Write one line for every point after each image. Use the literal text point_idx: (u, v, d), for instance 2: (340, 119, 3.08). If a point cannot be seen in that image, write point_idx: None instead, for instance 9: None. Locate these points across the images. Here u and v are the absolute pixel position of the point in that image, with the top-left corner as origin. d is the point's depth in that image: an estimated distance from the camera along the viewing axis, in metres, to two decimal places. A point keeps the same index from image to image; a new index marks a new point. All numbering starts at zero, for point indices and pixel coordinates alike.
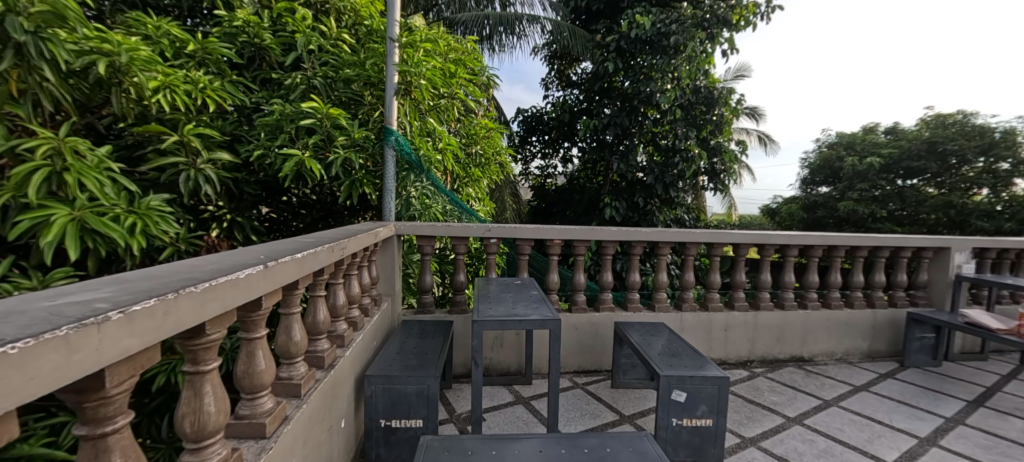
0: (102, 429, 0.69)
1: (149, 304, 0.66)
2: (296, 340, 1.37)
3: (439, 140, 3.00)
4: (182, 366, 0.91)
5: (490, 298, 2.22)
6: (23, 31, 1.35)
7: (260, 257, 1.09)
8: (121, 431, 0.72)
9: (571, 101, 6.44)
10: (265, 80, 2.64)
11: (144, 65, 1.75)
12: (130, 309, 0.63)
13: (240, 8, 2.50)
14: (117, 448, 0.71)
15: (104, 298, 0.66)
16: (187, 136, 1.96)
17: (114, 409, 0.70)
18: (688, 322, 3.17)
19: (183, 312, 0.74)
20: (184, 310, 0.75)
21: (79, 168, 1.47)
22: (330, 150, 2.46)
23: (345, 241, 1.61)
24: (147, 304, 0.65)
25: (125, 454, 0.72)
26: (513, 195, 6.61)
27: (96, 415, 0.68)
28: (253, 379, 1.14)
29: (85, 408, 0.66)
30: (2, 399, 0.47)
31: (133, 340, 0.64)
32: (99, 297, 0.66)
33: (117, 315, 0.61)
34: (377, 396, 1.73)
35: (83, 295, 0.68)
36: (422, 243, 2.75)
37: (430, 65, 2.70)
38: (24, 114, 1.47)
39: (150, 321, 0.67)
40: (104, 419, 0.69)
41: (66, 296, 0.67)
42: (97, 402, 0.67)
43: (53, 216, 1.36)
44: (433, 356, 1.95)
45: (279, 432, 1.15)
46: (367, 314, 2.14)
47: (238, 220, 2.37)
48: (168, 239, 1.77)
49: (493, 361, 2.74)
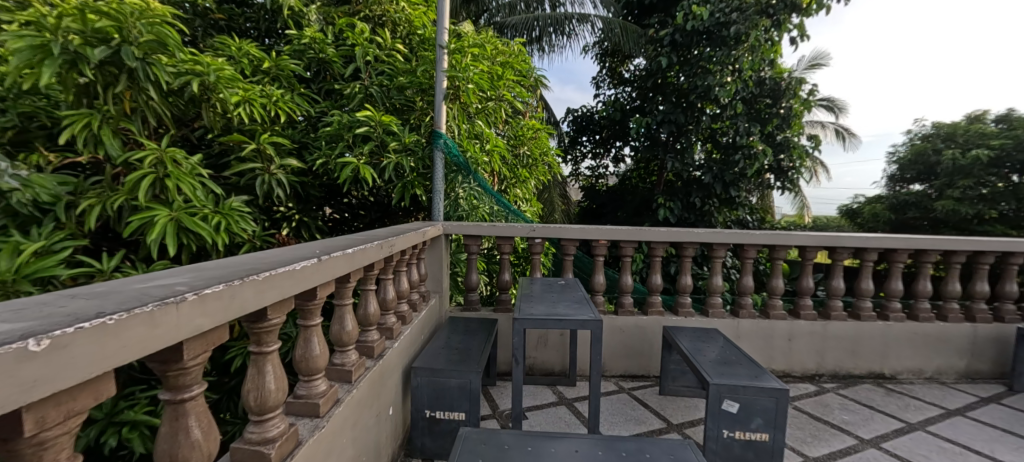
0: (181, 395, 0.81)
1: (218, 288, 0.76)
2: (348, 330, 1.48)
3: (487, 142, 3.11)
4: (248, 347, 1.02)
5: (533, 297, 2.25)
6: (135, 58, 1.58)
7: (314, 251, 1.20)
8: (195, 398, 0.83)
9: (623, 99, 6.27)
10: (329, 90, 2.87)
11: (228, 82, 1.96)
12: (203, 291, 0.73)
13: (308, 27, 2.77)
14: (193, 413, 0.83)
15: (183, 282, 0.77)
16: (263, 144, 2.18)
17: (190, 379, 0.81)
18: (745, 329, 2.98)
19: (245, 297, 0.84)
20: (248, 294, 0.85)
21: (177, 174, 1.71)
22: (383, 154, 2.61)
23: (394, 239, 1.72)
24: (215, 289, 0.76)
25: (199, 419, 0.84)
26: (562, 195, 6.60)
27: (177, 383, 0.79)
28: (309, 363, 1.25)
29: (168, 376, 0.78)
30: (101, 361, 0.56)
31: (206, 319, 0.75)
32: (179, 282, 0.78)
33: (193, 296, 0.71)
34: (422, 388, 1.82)
35: (166, 280, 0.79)
36: (469, 242, 2.83)
37: (476, 69, 2.79)
38: (136, 129, 1.73)
39: (219, 302, 0.77)
40: (182, 386, 0.81)
41: (154, 280, 0.79)
42: (176, 372, 0.78)
43: (157, 217, 1.58)
44: (476, 352, 2.01)
45: (331, 413, 1.25)
46: (415, 310, 2.25)
47: (305, 220, 2.62)
48: (246, 237, 1.98)
49: (537, 361, 2.75)
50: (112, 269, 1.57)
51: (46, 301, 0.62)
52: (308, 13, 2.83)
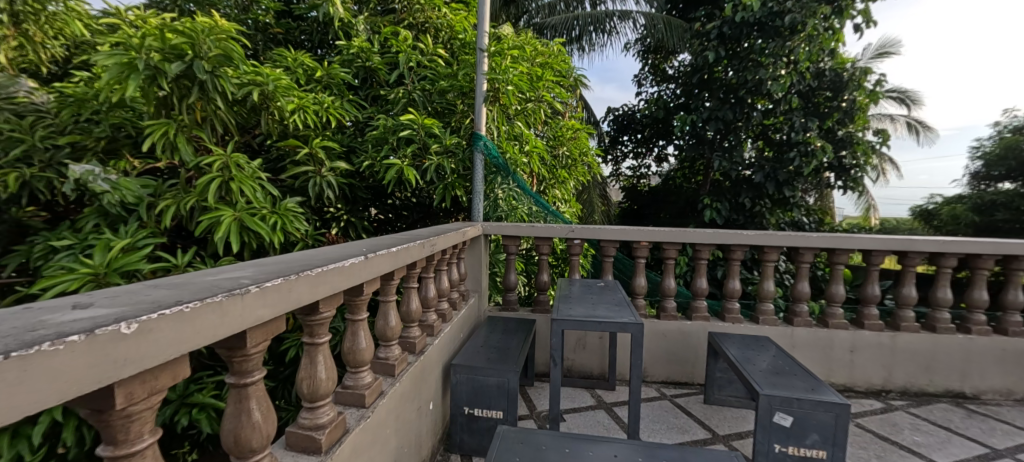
0: (244, 380, 0.87)
1: (276, 282, 0.83)
2: (392, 325, 1.53)
3: (526, 143, 3.12)
4: (302, 338, 1.09)
5: (571, 298, 2.23)
6: (205, 72, 1.73)
7: (361, 250, 1.26)
8: (256, 384, 0.89)
9: (666, 97, 6.07)
10: (375, 96, 3.00)
11: (284, 91, 2.09)
12: (264, 284, 0.79)
13: (356, 37, 2.91)
14: (254, 397, 0.89)
15: (247, 276, 0.84)
16: (315, 148, 2.31)
17: (252, 365, 0.87)
18: (800, 338, 2.80)
19: (300, 290, 0.90)
20: (303, 288, 0.91)
21: (240, 177, 1.85)
22: (426, 157, 2.68)
23: (436, 238, 1.76)
24: (275, 282, 0.82)
25: (259, 402, 0.90)
26: (602, 196, 6.50)
27: (241, 368, 0.86)
28: (356, 356, 1.31)
29: (233, 361, 0.84)
30: (179, 345, 0.63)
31: (267, 310, 0.81)
32: (244, 275, 0.84)
33: (255, 288, 0.77)
34: (461, 385, 1.86)
35: (232, 273, 0.86)
36: (507, 243, 2.84)
37: (516, 71, 2.81)
38: (205, 136, 1.89)
39: (278, 295, 0.83)
40: (245, 372, 0.87)
41: (222, 273, 0.86)
42: (240, 358, 0.84)
43: (222, 216, 1.73)
44: (514, 352, 2.02)
45: (376, 404, 1.30)
46: (455, 308, 2.30)
47: (352, 220, 2.75)
48: (299, 236, 2.11)
49: (575, 363, 2.72)
50: (184, 264, 1.72)
51: (134, 290, 0.70)
52: (356, 23, 2.98)
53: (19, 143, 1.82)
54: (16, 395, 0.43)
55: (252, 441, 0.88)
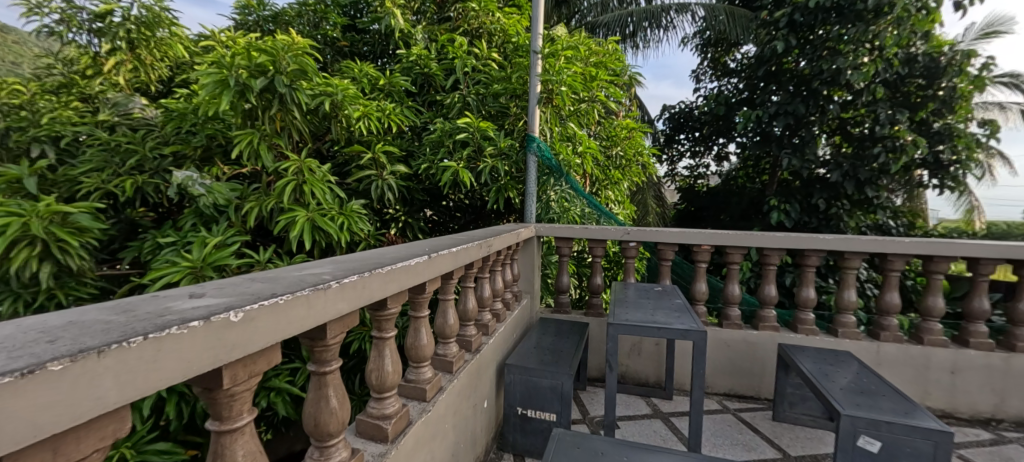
0: (324, 368, 0.90)
1: (353, 279, 0.88)
2: (450, 323, 1.57)
3: (579, 144, 3.10)
4: (371, 332, 1.13)
5: (627, 302, 2.17)
6: (284, 85, 1.89)
7: (424, 249, 1.31)
8: (334, 372, 0.92)
9: (727, 92, 5.73)
10: (431, 102, 3.11)
11: (351, 100, 2.23)
12: (343, 280, 0.85)
13: (415, 45, 3.05)
14: (332, 385, 0.93)
15: (327, 272, 0.90)
16: (378, 153, 2.44)
17: (331, 354, 0.91)
18: (887, 355, 2.53)
19: (373, 287, 0.96)
20: (375, 285, 0.97)
21: (312, 180, 2.00)
22: (480, 159, 2.73)
23: (492, 239, 1.79)
24: (352, 279, 0.87)
25: (336, 390, 0.93)
26: (657, 197, 6.27)
27: (321, 357, 0.89)
28: (418, 351, 1.36)
29: (315, 350, 0.88)
30: (275, 333, 0.69)
31: (345, 304, 0.86)
32: (324, 271, 0.91)
33: (336, 284, 0.83)
34: (515, 385, 1.87)
35: (314, 269, 0.93)
36: (560, 244, 2.82)
37: (570, 71, 2.79)
38: (283, 143, 2.07)
39: (354, 290, 0.89)
40: (325, 360, 0.90)
41: (305, 269, 0.93)
42: (321, 347, 0.88)
43: (297, 217, 1.88)
44: (567, 355, 2.00)
45: (437, 398, 1.33)
46: (509, 309, 2.32)
47: (409, 221, 2.87)
48: (363, 235, 2.24)
49: (629, 370, 2.64)
50: (265, 259, 1.89)
51: (236, 282, 0.78)
52: (415, 32, 3.11)
53: (135, 153, 2.09)
54: (147, 373, 0.49)
55: (331, 427, 0.92)
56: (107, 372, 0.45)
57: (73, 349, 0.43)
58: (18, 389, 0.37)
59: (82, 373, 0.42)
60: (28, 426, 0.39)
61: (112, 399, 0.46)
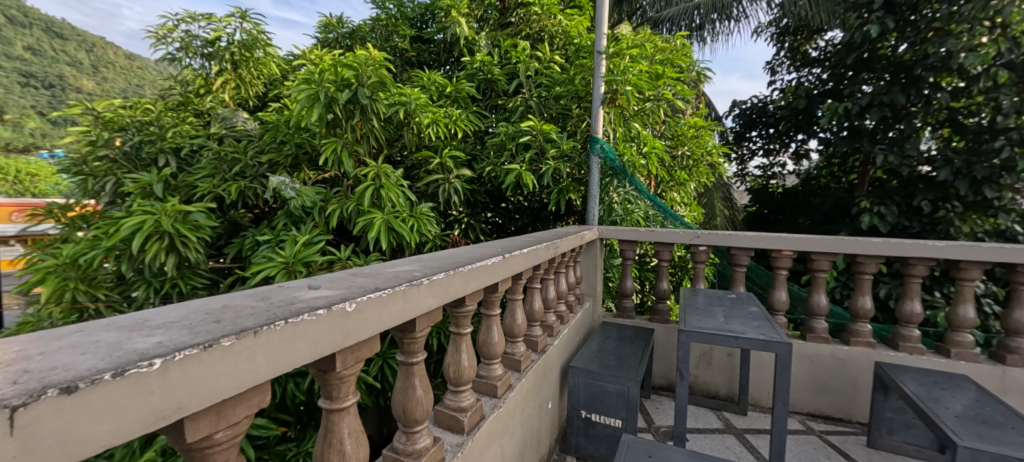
0: (411, 358, 0.96)
1: (440, 276, 0.93)
2: (518, 323, 1.57)
3: (644, 144, 3.01)
4: (449, 327, 1.17)
5: (698, 309, 2.06)
6: (366, 97, 2.04)
7: (498, 250, 1.34)
8: (419, 363, 0.98)
9: (807, 84, 5.26)
10: (494, 106, 3.18)
11: (422, 108, 2.35)
12: (432, 277, 0.90)
13: (478, 52, 3.14)
14: (417, 375, 0.98)
15: (416, 269, 0.96)
16: (445, 157, 2.55)
17: (417, 346, 0.96)
18: (1014, 382, 2.18)
19: (456, 284, 1.00)
20: (458, 283, 1.01)
21: (386, 184, 2.13)
22: (542, 162, 2.74)
23: (559, 240, 1.79)
24: (439, 276, 0.92)
25: (421, 380, 0.99)
26: (726, 199, 5.90)
27: (409, 348, 0.95)
28: (489, 348, 1.36)
29: (404, 341, 0.94)
30: (379, 324, 0.75)
31: (433, 300, 0.92)
32: (412, 268, 0.97)
33: (427, 280, 0.88)
34: (578, 388, 1.86)
35: (403, 266, 1.00)
36: (624, 247, 2.75)
37: (636, 70, 2.72)
38: (362, 150, 2.23)
39: (440, 287, 0.94)
40: (412, 351, 0.96)
41: (395, 266, 1.00)
42: (409, 339, 0.94)
43: (374, 219, 2.02)
44: (633, 361, 1.95)
45: (507, 395, 1.35)
46: (572, 311, 2.30)
47: (472, 223, 2.96)
48: (431, 236, 2.34)
49: (698, 380, 2.51)
50: (345, 257, 2.05)
51: (341, 277, 0.85)
52: (479, 39, 3.21)
53: (238, 162, 2.37)
54: (286, 353, 0.56)
55: (416, 414, 0.96)
56: (258, 350, 0.52)
57: (236, 328, 0.51)
58: (201, 358, 0.46)
59: (240, 349, 0.50)
60: (204, 391, 0.47)
61: (262, 373, 0.53)
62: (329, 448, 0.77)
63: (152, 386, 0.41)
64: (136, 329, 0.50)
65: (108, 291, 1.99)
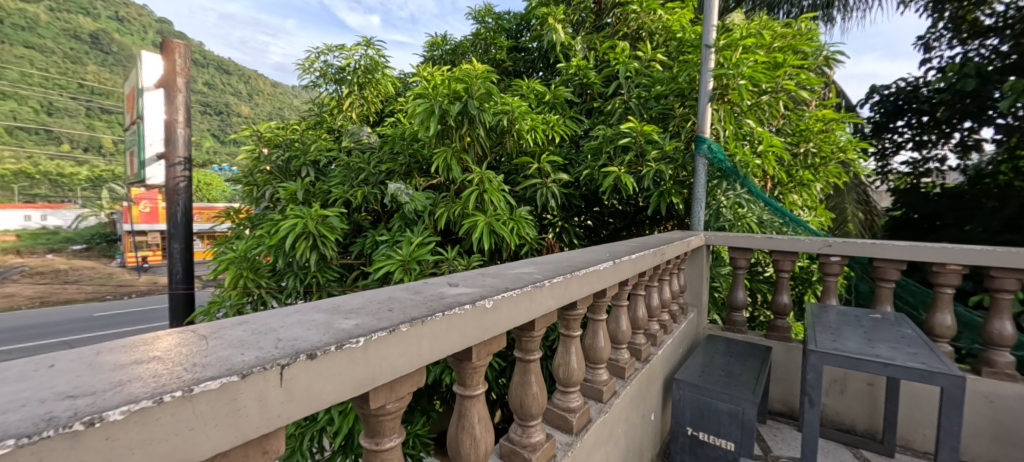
0: (528, 356, 0.99)
1: (559, 279, 0.96)
2: (623, 329, 1.54)
3: (759, 142, 2.74)
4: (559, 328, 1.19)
5: (830, 328, 1.81)
6: (474, 108, 2.19)
7: (606, 255, 1.34)
8: (536, 361, 1.01)
9: (977, 60, 4.30)
10: (590, 109, 3.16)
11: (524, 116, 2.42)
12: (553, 280, 0.93)
13: (575, 57, 3.15)
14: (533, 372, 1.02)
15: (533, 272, 1.01)
16: (543, 163, 2.60)
17: (534, 345, 0.99)
18: None
19: (572, 288, 1.03)
20: (574, 287, 1.04)
21: (489, 189, 2.25)
22: (642, 164, 2.64)
23: (666, 247, 1.72)
24: (558, 279, 0.96)
25: (537, 377, 1.02)
26: (861, 201, 5.07)
27: (526, 346, 0.98)
28: (595, 353, 1.36)
29: (522, 340, 0.97)
30: (509, 321, 0.80)
31: (553, 301, 0.95)
32: (530, 271, 1.02)
33: (548, 283, 0.92)
34: (684, 403, 1.75)
35: (520, 269, 1.05)
36: (735, 255, 2.51)
37: (751, 62, 2.49)
38: (468, 158, 2.39)
39: (559, 290, 0.97)
40: (530, 349, 0.99)
41: (512, 268, 1.06)
42: (527, 338, 0.97)
43: (477, 221, 2.14)
44: (748, 379, 1.78)
45: (612, 401, 1.34)
46: (676, 321, 2.19)
47: (566, 226, 2.97)
48: (529, 240, 2.40)
49: (828, 409, 2.19)
50: (452, 257, 2.21)
51: (470, 276, 0.93)
52: (575, 44, 3.22)
53: (362, 171, 2.70)
54: (441, 341, 0.64)
55: (532, 409, 1.00)
56: (423, 336, 0.61)
57: (405, 318, 0.59)
58: (388, 340, 0.55)
59: (411, 333, 0.59)
60: (389, 367, 0.56)
61: (425, 357, 0.62)
62: (463, 432, 0.82)
63: (356, 359, 0.51)
64: (333, 313, 0.61)
65: (267, 280, 2.40)
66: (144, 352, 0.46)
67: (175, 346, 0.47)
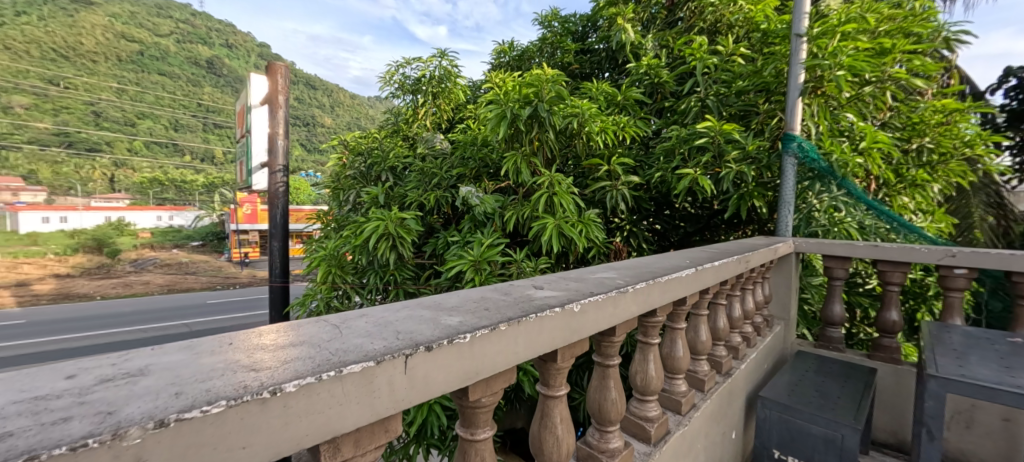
0: (608, 361, 0.98)
1: (641, 285, 0.95)
2: (703, 340, 1.47)
3: (861, 138, 2.45)
4: (636, 336, 1.17)
5: (955, 350, 1.57)
6: (546, 112, 2.23)
7: (687, 262, 1.28)
8: (615, 367, 1.00)
9: None
10: (661, 109, 3.06)
11: (593, 118, 2.40)
12: (635, 286, 0.92)
13: (645, 55, 3.06)
14: (612, 377, 1.01)
15: (613, 278, 1.00)
16: (614, 165, 2.55)
17: (613, 350, 0.97)
18: None
19: (654, 295, 1.00)
20: (656, 293, 1.01)
21: (559, 191, 2.25)
22: (721, 165, 2.48)
23: (751, 254, 1.61)
24: (641, 286, 0.94)
25: (615, 383, 1.01)
26: (992, 204, 4.32)
27: (606, 351, 0.97)
28: (674, 362, 1.31)
29: (601, 345, 0.96)
30: (594, 326, 0.81)
31: (636, 308, 0.94)
32: (610, 277, 1.01)
33: (632, 289, 0.91)
34: (770, 423, 1.62)
35: (599, 274, 1.04)
36: (831, 265, 2.27)
37: (854, 49, 2.24)
38: (538, 161, 2.41)
39: (642, 296, 0.95)
40: (609, 355, 0.98)
41: (591, 273, 1.05)
42: (607, 343, 0.95)
43: (544, 224, 2.17)
44: (848, 402, 1.60)
45: (691, 414, 1.28)
46: (759, 334, 2.03)
47: (635, 230, 2.88)
48: (597, 244, 2.36)
49: (949, 445, 1.90)
50: (520, 259, 2.25)
51: (551, 280, 0.95)
52: (646, 43, 3.12)
53: (435, 175, 2.83)
54: (533, 341, 0.67)
55: (611, 415, 0.99)
56: (518, 335, 0.64)
57: (499, 318, 0.63)
58: (488, 338, 0.59)
59: (509, 332, 0.62)
60: (488, 363, 0.60)
61: (519, 356, 0.65)
62: (546, 431, 0.83)
63: (464, 353, 0.56)
64: (436, 310, 0.66)
65: (352, 277, 2.61)
66: (291, 336, 0.53)
67: (314, 332, 0.54)
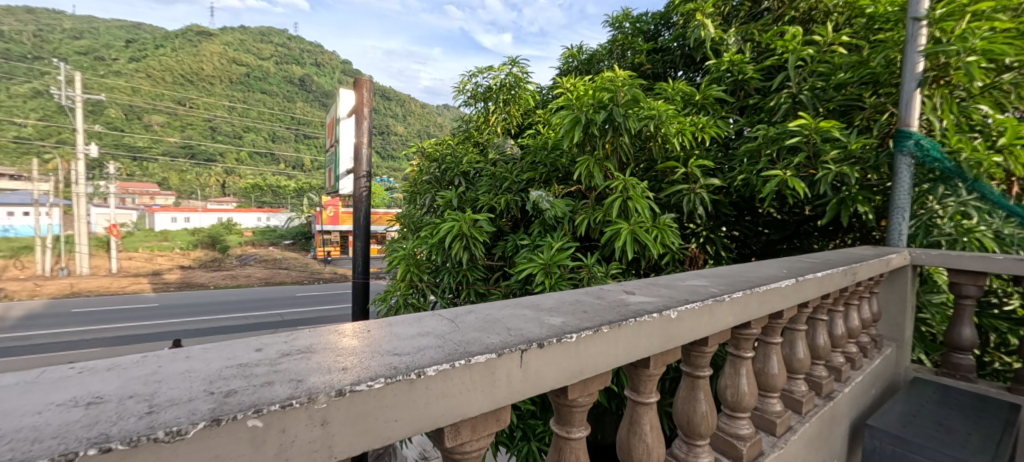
0: (698, 371, 0.94)
1: (739, 294, 0.90)
2: (801, 357, 1.35)
3: (997, 133, 2.12)
4: (727, 348, 1.12)
5: None
6: (620, 115, 2.19)
7: (785, 272, 1.19)
8: (705, 378, 0.95)
9: None
10: (745, 107, 2.85)
11: (671, 120, 2.30)
12: (732, 295, 0.88)
13: (727, 51, 2.87)
14: (702, 389, 0.96)
15: (705, 286, 0.95)
16: (692, 168, 2.41)
17: (704, 361, 0.93)
18: None
19: (752, 305, 0.95)
20: (754, 304, 0.96)
21: (633, 195, 2.19)
22: (817, 166, 2.25)
23: (859, 266, 1.45)
24: (738, 295, 0.89)
25: (706, 396, 0.96)
26: None
27: (696, 362, 0.93)
28: (768, 379, 1.22)
29: (690, 354, 0.93)
30: (691, 334, 0.78)
31: (732, 318, 0.89)
32: (702, 284, 0.97)
33: (728, 297, 0.87)
34: (881, 456, 1.43)
35: (689, 281, 1.01)
36: (960, 281, 1.96)
37: (989, 31, 1.94)
38: (611, 165, 2.37)
39: (739, 306, 0.90)
40: (699, 365, 0.94)
41: (680, 280, 1.02)
42: (697, 353, 0.92)
43: (619, 228, 2.12)
44: (985, 440, 1.37)
45: (788, 437, 1.18)
46: (867, 356, 1.81)
47: (712, 237, 2.72)
48: (673, 250, 2.27)
49: None
50: (591, 263, 2.23)
51: (639, 286, 0.93)
52: (727, 38, 2.91)
53: (506, 179, 2.90)
54: (631, 346, 0.67)
55: (700, 428, 0.95)
56: (617, 339, 0.65)
57: (597, 321, 0.63)
58: (591, 339, 0.60)
59: (610, 335, 0.63)
60: (590, 364, 0.61)
61: (618, 359, 0.65)
62: (635, 438, 0.82)
63: (570, 352, 0.58)
64: (537, 310, 0.68)
65: (427, 276, 2.75)
66: (411, 327, 0.58)
67: (433, 325, 0.59)
